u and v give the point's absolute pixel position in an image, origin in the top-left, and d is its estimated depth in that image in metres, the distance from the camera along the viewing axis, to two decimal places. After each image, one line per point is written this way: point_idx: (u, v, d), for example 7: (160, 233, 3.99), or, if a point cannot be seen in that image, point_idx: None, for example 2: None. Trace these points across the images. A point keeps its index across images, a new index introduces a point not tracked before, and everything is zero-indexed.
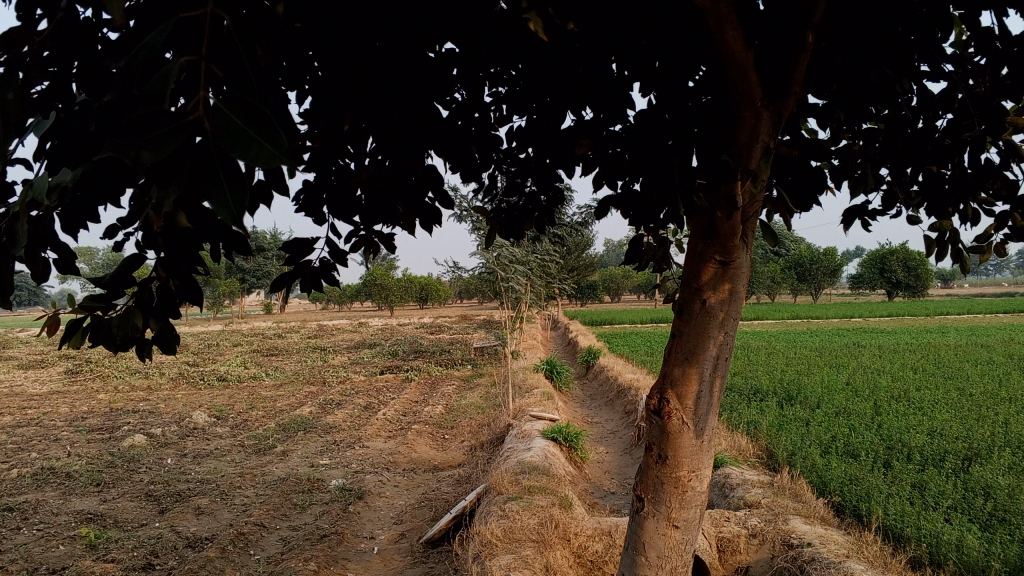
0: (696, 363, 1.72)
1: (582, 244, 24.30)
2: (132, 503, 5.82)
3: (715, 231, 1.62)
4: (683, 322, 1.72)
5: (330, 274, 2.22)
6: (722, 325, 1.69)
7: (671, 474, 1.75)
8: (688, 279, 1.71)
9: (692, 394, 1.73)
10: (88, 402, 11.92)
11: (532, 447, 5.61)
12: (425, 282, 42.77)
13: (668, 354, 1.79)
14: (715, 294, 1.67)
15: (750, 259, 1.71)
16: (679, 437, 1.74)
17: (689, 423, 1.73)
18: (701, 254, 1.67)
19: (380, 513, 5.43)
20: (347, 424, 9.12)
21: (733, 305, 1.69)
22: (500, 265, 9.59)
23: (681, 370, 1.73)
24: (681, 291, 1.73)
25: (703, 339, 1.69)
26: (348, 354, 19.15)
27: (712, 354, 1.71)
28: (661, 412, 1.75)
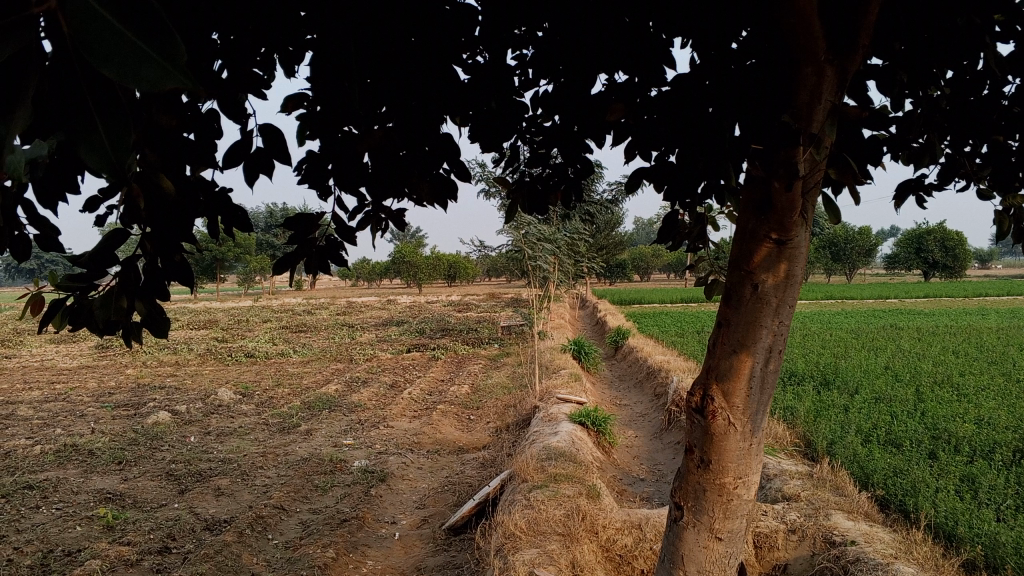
0: (746, 359, 1.53)
1: (612, 222, 23.97)
2: (153, 483, 5.74)
3: (771, 208, 1.41)
4: (731, 311, 1.53)
5: (337, 254, 2.03)
6: (776, 313, 1.49)
7: (714, 482, 1.58)
8: (738, 261, 1.52)
9: (739, 393, 1.54)
10: (116, 377, 11.95)
11: (559, 432, 5.43)
12: (453, 259, 42.66)
13: (713, 346, 1.61)
14: (769, 279, 1.47)
15: (810, 237, 1.50)
16: (725, 440, 1.56)
17: (737, 425, 1.55)
18: (754, 234, 1.47)
19: (403, 497, 5.29)
20: (372, 403, 9.01)
21: (789, 291, 1.50)
22: (528, 243, 9.40)
23: (727, 365, 1.55)
24: (730, 275, 1.54)
25: (755, 330, 1.50)
26: (375, 330, 19.09)
27: (764, 347, 1.52)
28: (705, 412, 1.57)
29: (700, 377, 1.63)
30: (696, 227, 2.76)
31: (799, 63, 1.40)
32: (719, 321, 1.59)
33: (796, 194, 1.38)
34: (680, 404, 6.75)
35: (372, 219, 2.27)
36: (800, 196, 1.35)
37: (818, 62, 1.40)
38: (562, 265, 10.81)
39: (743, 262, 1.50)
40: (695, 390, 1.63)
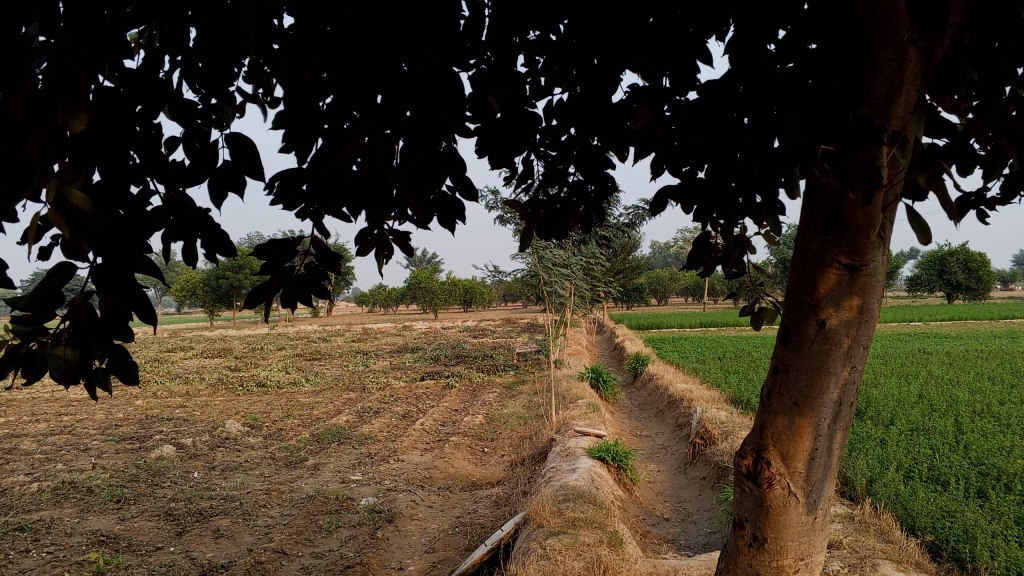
0: (809, 412, 1.32)
1: (628, 246, 23.69)
2: (150, 523, 5.46)
3: (842, 226, 1.21)
4: (791, 354, 1.33)
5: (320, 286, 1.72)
6: (848, 355, 1.29)
7: (771, 564, 1.38)
8: (799, 291, 1.32)
9: (800, 456, 1.34)
10: (125, 408, 11.70)
11: (577, 468, 5.13)
12: (469, 284, 42.36)
13: (768, 397, 1.40)
14: (838, 314, 1.27)
15: (886, 265, 1.29)
16: (785, 514, 1.36)
17: (797, 494, 1.35)
18: (819, 258, 1.27)
19: (412, 540, 4.98)
20: (383, 435, 8.70)
21: (863, 328, 1.29)
22: (543, 269, 9.11)
23: (786, 421, 1.35)
24: (789, 309, 1.34)
25: (823, 377, 1.30)
26: (389, 358, 18.79)
27: (832, 399, 1.32)
28: (759, 480, 1.37)
29: (752, 434, 1.44)
30: (732, 250, 2.46)
31: (877, 44, 1.16)
32: (776, 366, 1.39)
33: (875, 206, 1.18)
34: (705, 437, 6.41)
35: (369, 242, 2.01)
36: (880, 208, 1.16)
37: (899, 42, 1.14)
38: (578, 290, 10.51)
39: (805, 293, 1.31)
40: (745, 452, 1.45)
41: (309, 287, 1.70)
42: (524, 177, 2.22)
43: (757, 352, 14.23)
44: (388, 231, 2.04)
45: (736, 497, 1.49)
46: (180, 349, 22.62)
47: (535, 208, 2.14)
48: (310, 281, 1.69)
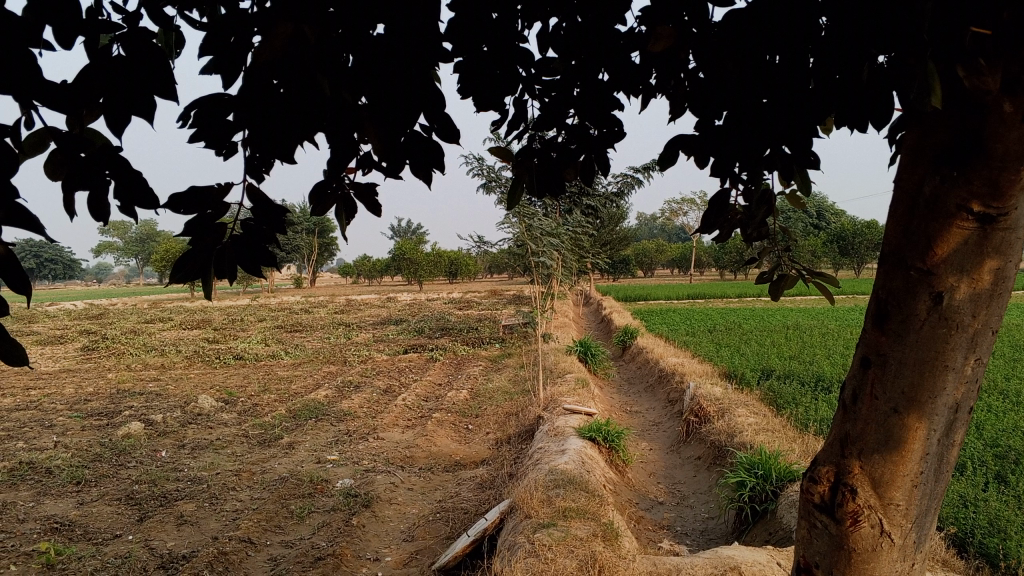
0: (915, 422, 1.14)
1: (615, 216, 23.33)
2: (110, 509, 5.09)
3: (984, 154, 1.00)
4: (891, 342, 1.14)
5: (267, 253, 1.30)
6: (973, 342, 1.09)
7: None
8: (904, 255, 1.13)
9: (906, 476, 1.17)
10: (96, 382, 11.28)
11: (567, 450, 4.81)
12: (454, 256, 41.88)
13: (854, 401, 1.23)
14: (963, 285, 1.07)
15: None
16: (874, 554, 1.21)
17: (891, 534, 1.20)
18: (940, 205, 1.07)
19: (389, 527, 4.64)
20: (363, 411, 8.34)
21: (993, 306, 1.09)
22: (532, 239, 8.70)
23: (881, 435, 1.18)
24: (894, 280, 1.15)
25: (940, 372, 1.10)
26: (372, 330, 18.39)
27: (951, 401, 1.13)
28: (846, 511, 1.22)
29: (832, 445, 1.29)
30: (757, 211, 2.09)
31: None
32: (867, 357, 1.20)
33: None
34: (700, 414, 6.12)
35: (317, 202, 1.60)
36: None
37: None
38: (566, 260, 10.16)
39: (915, 260, 1.11)
40: (822, 469, 1.30)
41: (249, 253, 1.30)
42: (517, 123, 1.85)
43: (748, 325, 13.94)
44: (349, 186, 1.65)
45: (808, 523, 1.34)
46: (158, 321, 22.08)
47: (527, 157, 1.76)
48: (251, 243, 1.28)
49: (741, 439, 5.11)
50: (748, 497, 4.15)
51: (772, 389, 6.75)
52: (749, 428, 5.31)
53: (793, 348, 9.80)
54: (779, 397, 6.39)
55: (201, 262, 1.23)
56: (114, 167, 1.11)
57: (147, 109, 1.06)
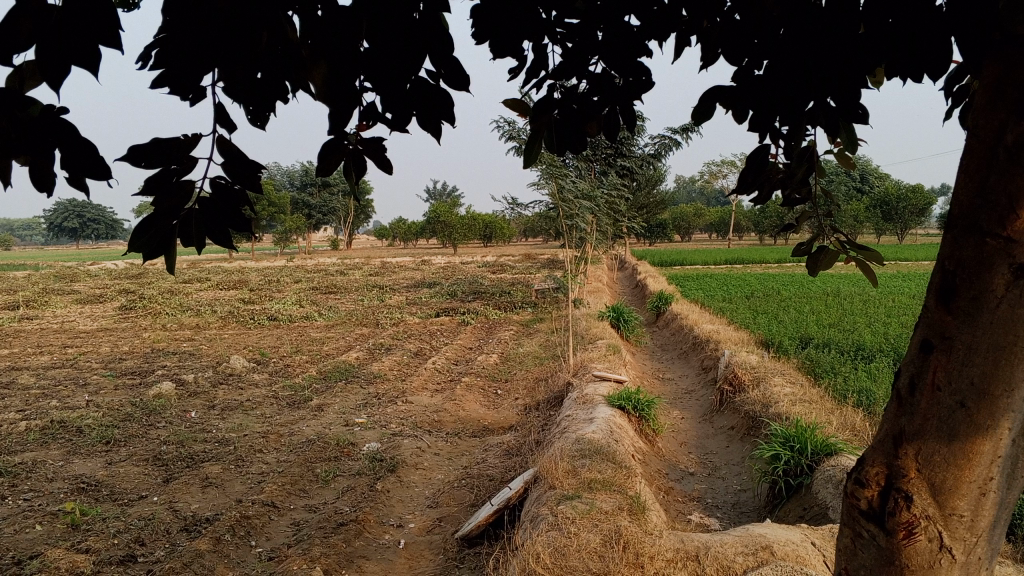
0: (986, 420, 0.97)
1: (652, 180, 22.98)
2: (137, 469, 5.09)
3: None
4: (959, 324, 0.98)
5: (236, 220, 1.19)
6: None
7: None
8: (979, 218, 0.96)
9: (971, 481, 1.01)
10: (132, 340, 11.40)
11: (595, 418, 4.69)
12: (489, 219, 41.77)
13: (911, 392, 1.07)
14: None
15: None
16: (930, 573, 1.06)
17: (951, 550, 1.04)
18: None
19: (414, 493, 4.58)
20: (392, 373, 8.30)
21: None
22: (565, 202, 8.52)
23: (942, 433, 1.02)
24: (968, 249, 0.98)
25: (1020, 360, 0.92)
26: (405, 292, 18.40)
27: None
28: (899, 522, 1.06)
29: (884, 443, 1.14)
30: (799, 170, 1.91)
31: None
32: (930, 340, 1.04)
33: None
34: (735, 383, 5.96)
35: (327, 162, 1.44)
36: None
37: None
38: (600, 223, 9.96)
39: (993, 224, 0.94)
40: (872, 471, 1.15)
41: (223, 218, 1.20)
42: (536, 70, 1.68)
43: (787, 292, 13.66)
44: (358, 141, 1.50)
45: (853, 530, 1.19)
46: (196, 280, 22.32)
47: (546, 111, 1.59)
48: (222, 207, 1.18)
49: (777, 410, 4.94)
50: (782, 471, 4.00)
51: (810, 358, 6.55)
52: (784, 399, 5.14)
53: (832, 315, 9.55)
54: (817, 367, 6.19)
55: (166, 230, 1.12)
56: (58, 130, 1.00)
57: (90, 58, 0.92)
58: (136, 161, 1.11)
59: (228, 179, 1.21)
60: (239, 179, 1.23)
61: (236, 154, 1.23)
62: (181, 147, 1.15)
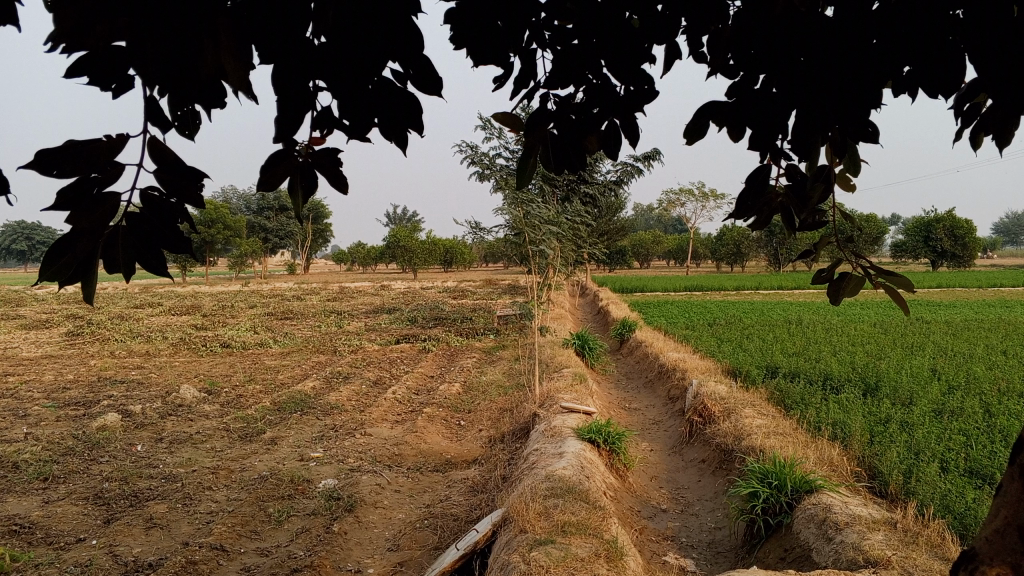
0: None
1: (613, 207, 22.97)
2: (75, 508, 4.76)
3: None
4: None
5: (169, 244, 1.04)
6: None
7: None
8: None
9: None
10: (77, 369, 10.91)
11: (564, 453, 4.50)
12: (449, 244, 41.53)
13: None
14: None
15: None
16: None
17: None
18: None
19: (373, 534, 4.32)
20: (351, 404, 8.00)
21: None
22: (529, 227, 8.37)
23: None
24: None
25: None
26: (364, 319, 18.02)
27: None
28: None
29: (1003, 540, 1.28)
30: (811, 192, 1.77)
31: None
32: None
33: None
34: (705, 414, 5.82)
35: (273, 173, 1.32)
36: None
37: None
38: (564, 250, 9.83)
39: None
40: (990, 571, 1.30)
41: (156, 239, 1.04)
42: (524, 80, 1.52)
43: (749, 320, 13.63)
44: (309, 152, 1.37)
45: None
46: (148, 306, 21.67)
47: (538, 123, 1.41)
48: (152, 226, 1.03)
49: (750, 442, 4.80)
50: (760, 509, 3.84)
51: (780, 388, 6.43)
52: (757, 431, 5.00)
53: (796, 344, 9.49)
54: (787, 397, 6.08)
55: (88, 252, 0.96)
56: None
57: None
58: (46, 170, 0.93)
59: (161, 190, 1.06)
60: (175, 195, 1.08)
61: (172, 160, 1.06)
62: (105, 148, 0.98)
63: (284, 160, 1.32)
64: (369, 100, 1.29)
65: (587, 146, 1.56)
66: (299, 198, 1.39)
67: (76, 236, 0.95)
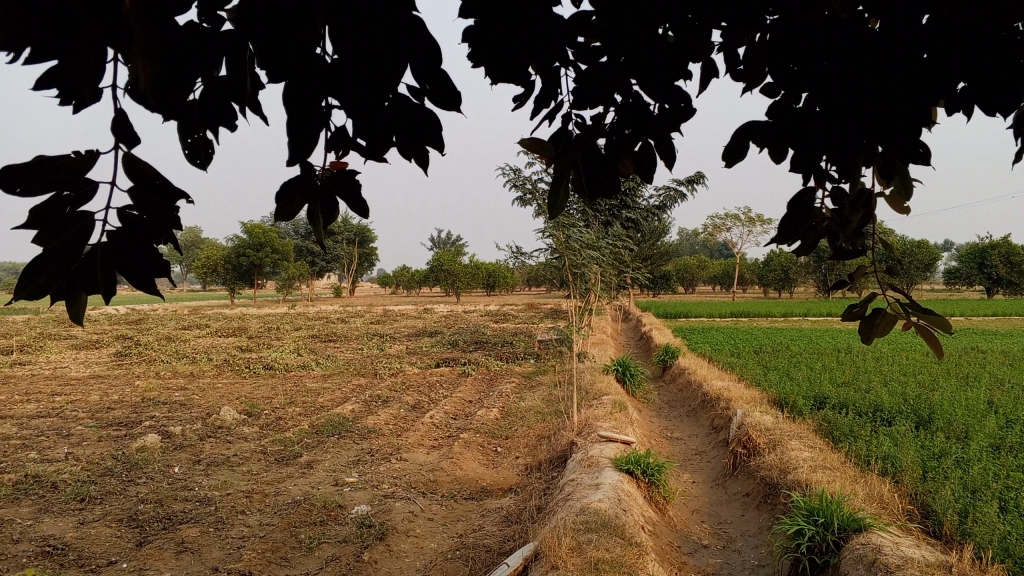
0: None
1: (656, 231, 22.76)
2: (109, 530, 4.75)
3: None
4: None
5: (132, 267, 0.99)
6: None
7: None
8: None
9: None
10: (122, 389, 11.05)
11: (601, 484, 4.37)
12: (492, 268, 41.58)
13: None
14: None
15: None
16: None
17: None
18: None
19: (403, 564, 4.23)
20: (389, 428, 7.95)
21: None
22: (570, 251, 8.27)
23: None
24: None
25: None
26: (406, 342, 18.06)
27: None
28: None
29: None
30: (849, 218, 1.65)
31: None
32: None
33: None
34: (748, 446, 5.64)
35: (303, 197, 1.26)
36: None
37: None
38: (605, 275, 9.70)
39: None
40: None
41: (130, 262, 0.99)
42: (546, 98, 1.44)
43: (795, 347, 13.33)
44: (327, 176, 1.29)
45: None
46: (195, 326, 22.00)
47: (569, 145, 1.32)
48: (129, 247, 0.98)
49: (796, 476, 4.62)
50: (806, 547, 3.67)
51: (828, 419, 6.21)
52: (804, 464, 4.81)
53: (845, 373, 9.21)
54: (835, 429, 5.87)
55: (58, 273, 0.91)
56: None
57: None
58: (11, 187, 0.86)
59: (139, 211, 1.00)
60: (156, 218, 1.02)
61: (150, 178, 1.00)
62: (71, 167, 0.91)
63: (305, 183, 1.24)
64: (382, 119, 1.22)
65: (622, 170, 1.39)
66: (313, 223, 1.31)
67: (46, 258, 0.90)
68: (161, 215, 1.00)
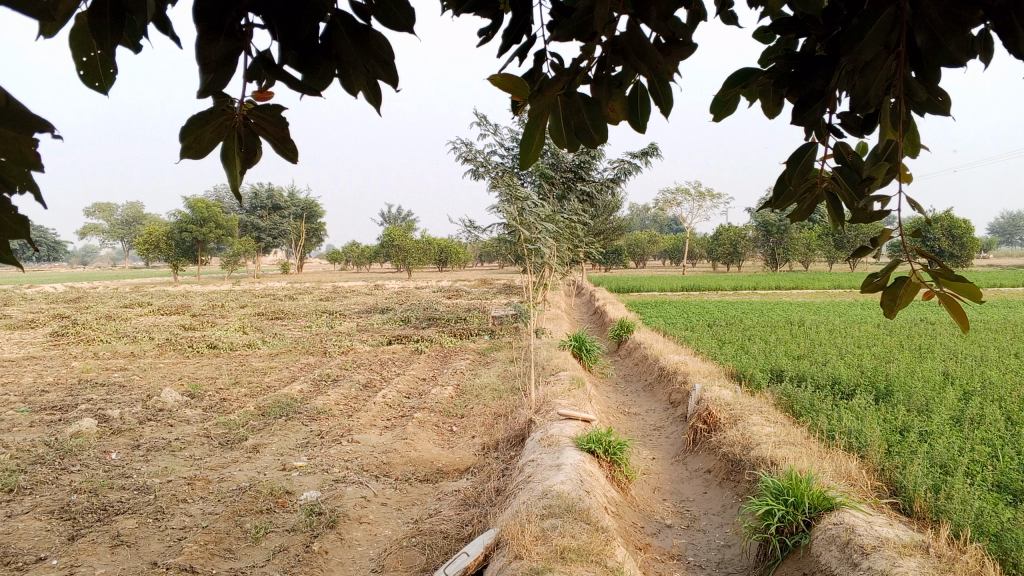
0: None
1: (609, 207, 22.63)
2: (38, 524, 4.44)
3: None
4: None
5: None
6: None
7: None
8: None
9: None
10: (58, 371, 10.55)
11: (563, 465, 4.20)
12: (443, 244, 41.17)
13: None
14: None
15: None
16: None
17: None
18: None
19: (356, 553, 4.01)
20: (339, 408, 7.68)
21: None
22: (525, 224, 8.04)
23: None
24: None
25: None
26: (356, 319, 17.66)
27: None
28: None
29: None
30: (875, 172, 1.46)
31: None
32: None
33: None
34: (709, 422, 5.52)
35: (213, 134, 1.07)
36: None
37: None
38: (561, 249, 9.50)
39: None
40: None
41: None
42: (515, 33, 1.22)
43: (749, 321, 13.33)
44: (249, 112, 1.09)
45: None
46: (137, 305, 21.30)
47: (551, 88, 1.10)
48: None
49: (760, 453, 4.51)
50: (775, 528, 3.54)
51: (786, 392, 6.14)
52: (768, 440, 4.69)
53: (801, 346, 9.17)
54: (796, 403, 5.79)
55: None
56: None
57: None
58: None
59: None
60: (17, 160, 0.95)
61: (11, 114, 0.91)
62: None
63: (217, 119, 1.05)
64: (316, 44, 1.01)
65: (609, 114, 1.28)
66: (231, 169, 1.12)
67: None
68: (13, 154, 0.92)
